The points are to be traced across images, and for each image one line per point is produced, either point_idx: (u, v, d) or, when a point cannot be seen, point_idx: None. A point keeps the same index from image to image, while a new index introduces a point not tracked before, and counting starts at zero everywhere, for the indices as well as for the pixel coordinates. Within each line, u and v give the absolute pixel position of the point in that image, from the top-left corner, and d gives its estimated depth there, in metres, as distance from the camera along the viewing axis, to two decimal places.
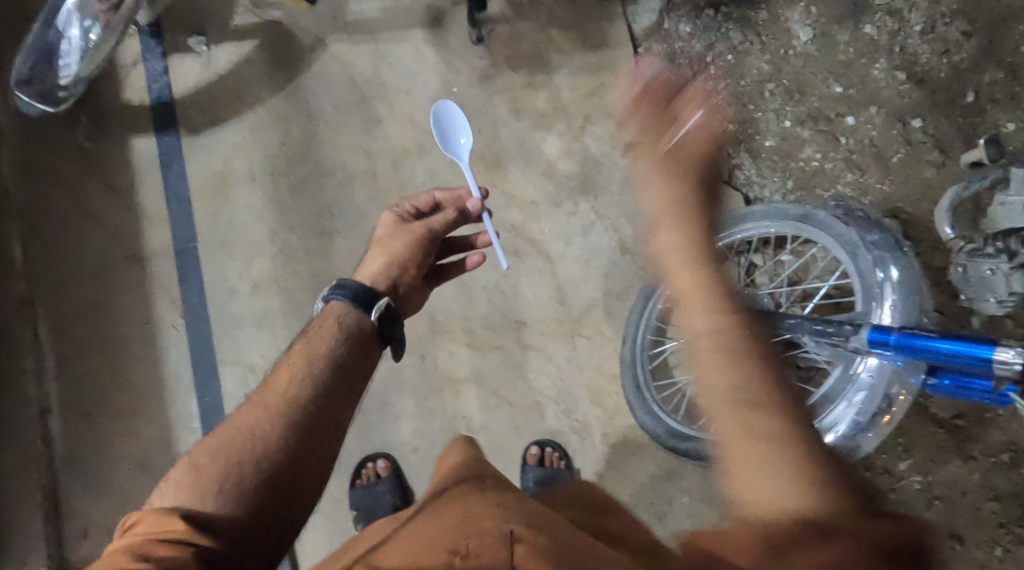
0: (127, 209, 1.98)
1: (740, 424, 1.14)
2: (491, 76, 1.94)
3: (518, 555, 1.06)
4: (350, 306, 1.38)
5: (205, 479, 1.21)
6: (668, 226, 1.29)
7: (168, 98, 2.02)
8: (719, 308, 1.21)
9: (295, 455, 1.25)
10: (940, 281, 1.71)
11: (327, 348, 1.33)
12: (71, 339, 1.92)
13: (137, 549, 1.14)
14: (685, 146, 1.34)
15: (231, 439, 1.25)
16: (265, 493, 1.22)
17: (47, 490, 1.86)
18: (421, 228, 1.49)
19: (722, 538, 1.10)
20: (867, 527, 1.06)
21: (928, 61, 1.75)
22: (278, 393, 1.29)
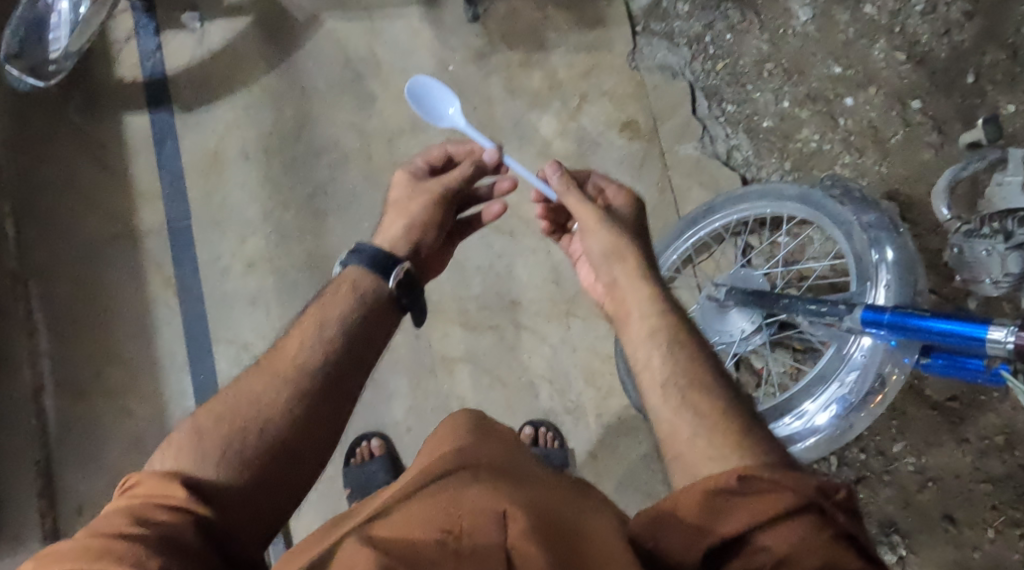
0: (120, 187, 1.97)
1: (691, 445, 1.17)
2: (487, 55, 1.93)
3: (512, 535, 1.04)
4: (367, 271, 1.31)
5: (208, 445, 1.16)
6: (631, 275, 1.31)
7: (161, 74, 2.00)
8: (672, 358, 1.23)
9: (302, 427, 1.19)
10: (937, 263, 1.70)
11: (340, 316, 1.27)
12: (65, 317, 1.92)
13: (136, 512, 1.08)
14: (619, 217, 1.37)
15: (238, 405, 1.19)
16: (269, 464, 1.17)
17: (40, 467, 1.87)
18: (438, 187, 1.42)
19: (667, 502, 1.10)
20: (808, 487, 1.07)
21: (929, 42, 1.73)
22: (288, 359, 1.23)
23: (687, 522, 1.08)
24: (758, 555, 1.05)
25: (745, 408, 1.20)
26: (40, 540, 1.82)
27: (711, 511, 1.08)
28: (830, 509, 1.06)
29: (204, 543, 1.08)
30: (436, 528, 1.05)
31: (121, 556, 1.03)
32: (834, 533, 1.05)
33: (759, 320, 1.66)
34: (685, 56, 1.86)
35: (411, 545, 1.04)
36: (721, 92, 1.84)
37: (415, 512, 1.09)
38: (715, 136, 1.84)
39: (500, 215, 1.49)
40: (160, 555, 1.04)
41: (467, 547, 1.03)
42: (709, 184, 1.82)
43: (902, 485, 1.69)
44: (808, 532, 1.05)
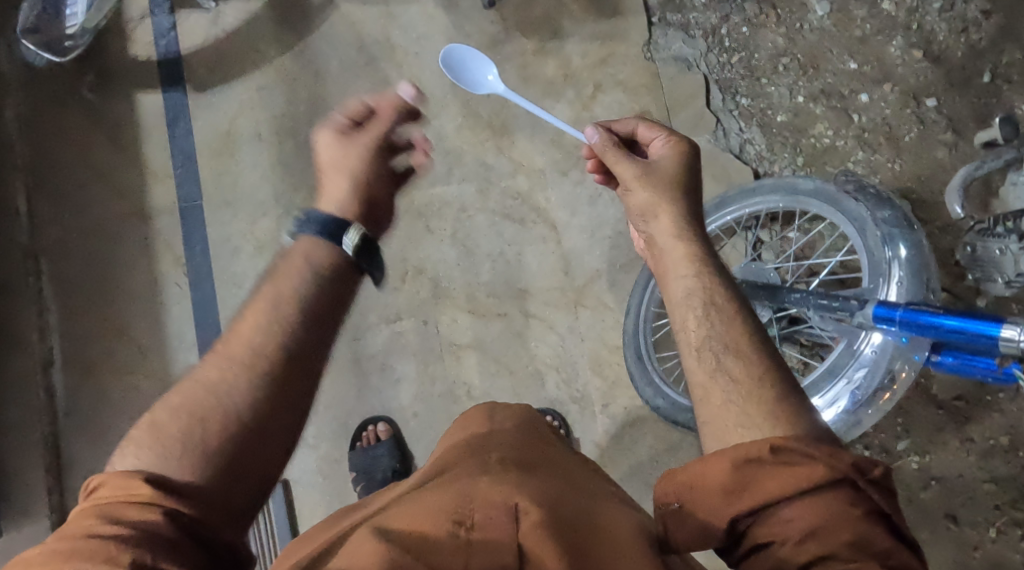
0: (132, 165, 1.97)
1: (724, 411, 1.17)
2: (502, 42, 1.92)
3: (523, 529, 1.05)
4: (321, 239, 1.25)
5: (168, 438, 1.13)
6: (669, 235, 1.30)
7: (175, 53, 2.00)
8: (708, 321, 1.22)
9: (266, 410, 1.16)
10: (947, 263, 1.70)
11: (295, 290, 1.21)
12: (75, 294, 1.93)
13: (103, 512, 1.07)
14: (659, 172, 1.33)
15: (194, 395, 1.16)
16: (232, 451, 1.14)
17: (49, 442, 1.88)
18: (370, 141, 1.34)
19: (693, 470, 1.11)
20: (843, 462, 1.07)
21: (945, 40, 1.72)
22: (243, 341, 1.19)
23: (715, 491, 1.09)
24: (786, 527, 1.07)
25: (782, 374, 1.19)
26: (48, 513, 1.83)
27: (741, 481, 1.08)
28: (864, 486, 1.08)
29: (180, 535, 1.07)
30: (448, 519, 1.06)
31: (94, 555, 1.03)
32: (866, 509, 1.07)
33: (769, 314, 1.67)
34: (701, 47, 1.85)
35: (423, 538, 1.04)
36: (736, 85, 1.83)
37: (429, 504, 1.09)
38: (729, 129, 1.83)
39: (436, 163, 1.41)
40: (132, 551, 1.03)
41: (479, 539, 1.04)
42: (721, 177, 1.82)
43: (905, 482, 1.70)
44: (841, 506, 1.06)
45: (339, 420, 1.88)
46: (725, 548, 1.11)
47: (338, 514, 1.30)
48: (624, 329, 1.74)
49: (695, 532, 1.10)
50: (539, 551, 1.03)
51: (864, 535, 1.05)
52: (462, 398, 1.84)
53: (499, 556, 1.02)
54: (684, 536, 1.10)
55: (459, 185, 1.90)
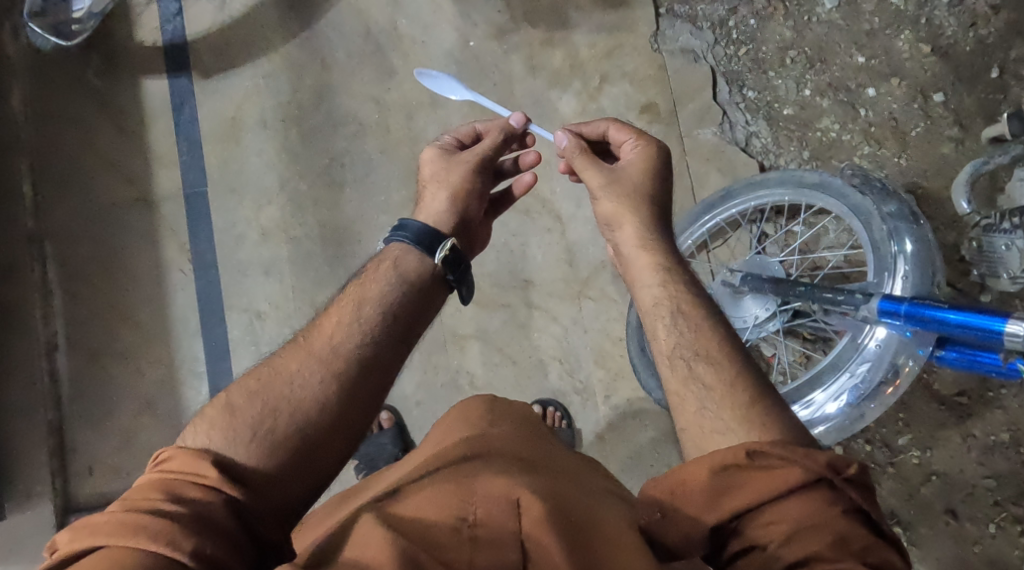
0: (138, 151, 1.97)
1: (700, 418, 1.19)
2: (509, 32, 1.92)
3: (525, 522, 1.06)
4: (411, 246, 1.33)
5: (240, 422, 1.18)
6: (634, 245, 1.33)
7: (181, 39, 2.00)
8: (676, 330, 1.24)
9: (336, 409, 1.21)
10: (952, 259, 1.69)
11: (382, 293, 1.28)
12: (80, 279, 1.94)
13: (167, 487, 1.11)
14: (623, 179, 1.35)
15: (271, 382, 1.21)
16: (300, 445, 1.19)
17: (53, 426, 1.89)
18: (474, 156, 1.42)
19: (673, 478, 1.12)
20: (818, 463, 1.08)
21: (954, 35, 1.72)
22: (325, 337, 1.25)
23: (696, 497, 1.10)
24: (765, 531, 1.08)
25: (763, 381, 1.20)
26: (52, 498, 1.85)
27: (718, 485, 1.10)
28: (842, 485, 1.08)
29: (232, 521, 1.11)
30: (451, 514, 1.07)
31: (157, 533, 1.06)
32: (845, 507, 1.07)
33: (774, 307, 1.67)
34: (709, 39, 1.84)
35: (427, 530, 1.05)
36: (743, 78, 1.82)
37: (431, 496, 1.10)
38: (735, 122, 1.82)
39: (533, 185, 1.51)
40: (193, 535, 1.07)
41: (483, 535, 1.05)
42: (727, 170, 1.82)
43: (906, 477, 1.70)
44: (818, 506, 1.07)
45: None
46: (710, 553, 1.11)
47: (340, 498, 1.34)
48: (628, 320, 1.75)
49: (679, 537, 1.09)
50: (544, 545, 1.04)
51: (844, 534, 1.06)
52: (464, 388, 1.85)
53: (502, 554, 1.03)
54: (674, 539, 1.09)
55: None
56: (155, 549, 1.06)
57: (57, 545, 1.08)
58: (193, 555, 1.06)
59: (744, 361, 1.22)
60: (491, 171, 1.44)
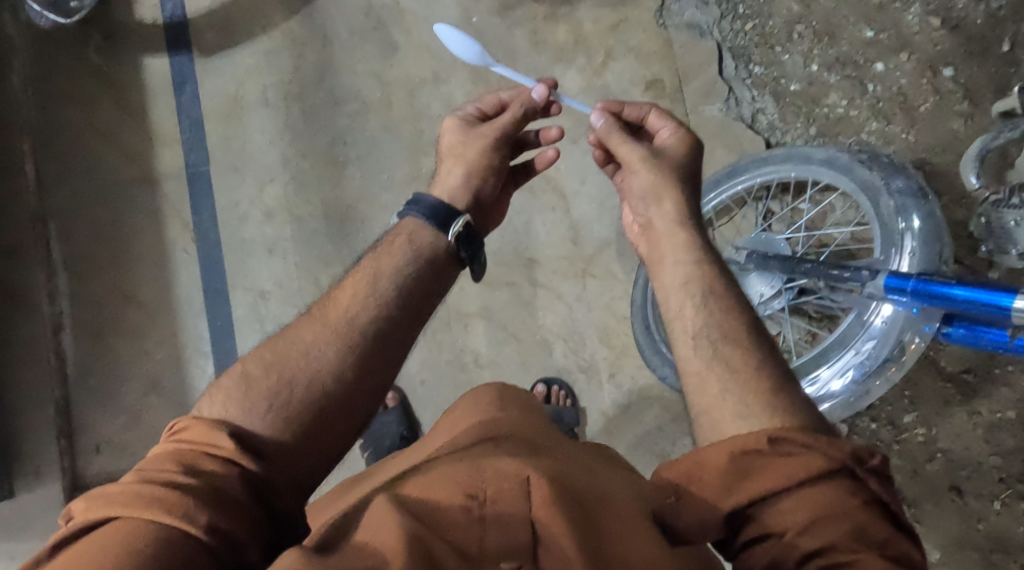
0: (139, 129, 1.96)
1: (721, 400, 1.17)
2: (512, 7, 1.89)
3: (536, 498, 1.06)
4: (425, 222, 1.31)
5: (256, 394, 1.17)
6: (670, 220, 1.32)
7: (180, 17, 1.98)
8: (707, 308, 1.24)
9: (350, 383, 1.20)
10: (960, 235, 1.68)
11: (396, 267, 1.27)
12: (85, 258, 1.94)
13: (183, 459, 1.10)
14: (665, 157, 1.35)
15: (287, 354, 1.20)
16: (314, 418, 1.18)
17: (60, 405, 1.91)
18: (492, 131, 1.40)
19: (691, 460, 1.12)
20: (842, 451, 1.08)
21: (965, 7, 1.68)
22: (340, 310, 1.24)
23: (714, 479, 1.10)
24: (784, 517, 1.07)
25: (778, 364, 1.20)
26: (60, 475, 1.87)
27: (738, 469, 1.10)
28: (864, 475, 1.08)
29: (246, 494, 1.10)
30: (461, 492, 1.06)
31: (170, 506, 1.05)
32: (866, 498, 1.07)
33: (779, 284, 1.66)
34: (715, 14, 1.81)
35: (437, 509, 1.05)
36: (749, 53, 1.80)
37: (444, 475, 1.10)
38: (741, 98, 1.80)
39: (557, 161, 1.47)
40: (207, 509, 1.06)
41: (492, 514, 1.04)
42: (733, 146, 1.80)
43: (911, 455, 1.70)
44: (839, 496, 1.07)
45: None
46: (723, 541, 1.11)
47: (350, 482, 1.36)
48: (633, 298, 1.74)
49: (694, 523, 1.09)
50: (553, 526, 1.03)
51: (864, 523, 1.05)
52: (469, 365, 1.86)
53: (513, 533, 1.03)
54: (687, 523, 1.09)
55: None
56: (170, 522, 1.04)
57: (72, 513, 1.07)
58: (208, 530, 1.05)
59: (746, 344, 1.21)
60: (509, 144, 1.42)
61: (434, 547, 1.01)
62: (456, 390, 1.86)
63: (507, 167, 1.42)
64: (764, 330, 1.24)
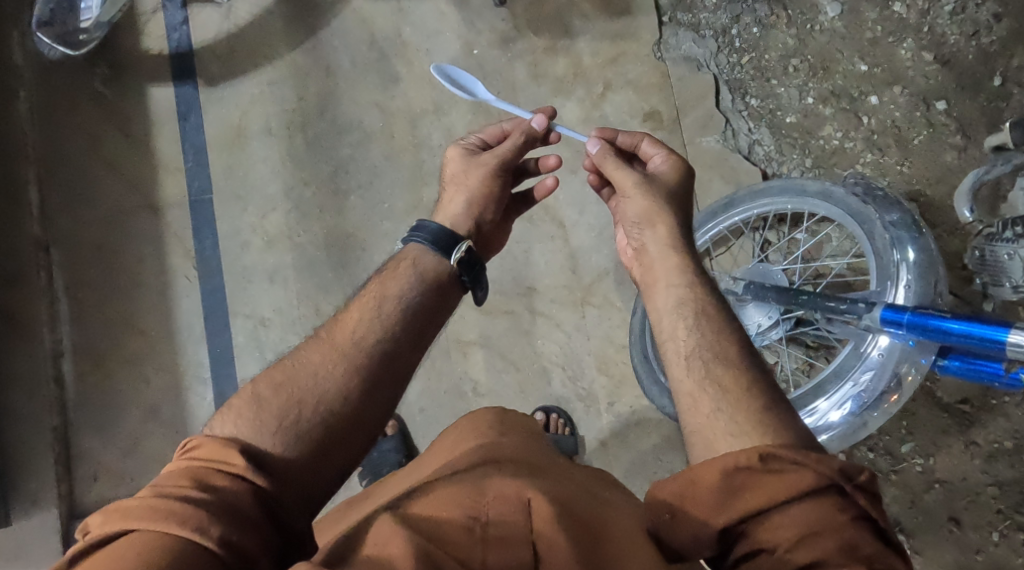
0: (144, 158, 1.99)
1: (713, 420, 1.18)
2: (513, 40, 1.92)
3: (540, 518, 1.06)
4: (429, 249, 1.33)
5: (267, 413, 1.18)
6: (663, 244, 1.33)
7: (186, 48, 2.01)
8: (698, 330, 1.25)
9: (358, 403, 1.21)
10: (954, 266, 1.70)
11: (400, 291, 1.28)
12: (86, 285, 1.95)
13: (195, 475, 1.11)
14: (660, 183, 1.37)
15: (296, 375, 1.21)
16: (323, 436, 1.18)
17: (58, 432, 1.90)
18: (492, 159, 1.42)
19: (685, 478, 1.12)
20: (830, 468, 1.08)
21: (957, 43, 1.72)
22: (347, 333, 1.25)
23: (707, 497, 1.09)
24: (775, 534, 1.07)
25: (768, 386, 1.20)
26: (57, 503, 1.86)
27: (731, 487, 1.09)
28: (852, 492, 1.07)
29: (258, 510, 1.10)
30: (463, 512, 1.06)
31: (185, 519, 1.05)
32: (854, 514, 1.07)
33: (776, 315, 1.67)
34: (711, 48, 1.85)
35: (440, 527, 1.05)
36: (746, 86, 1.83)
37: (447, 495, 1.10)
38: (738, 130, 1.83)
39: (555, 190, 1.48)
40: (221, 522, 1.06)
41: (495, 533, 1.04)
42: (730, 177, 1.82)
43: (909, 484, 1.70)
44: (828, 512, 1.06)
45: None
46: (717, 557, 1.11)
47: (348, 503, 1.35)
48: (631, 327, 1.76)
49: (688, 539, 1.09)
50: (558, 543, 1.04)
51: (853, 540, 1.05)
52: (468, 394, 1.86)
53: (517, 551, 1.03)
54: (682, 541, 1.10)
55: None
56: (185, 534, 1.04)
57: (89, 527, 1.06)
58: (221, 542, 1.05)
59: (742, 364, 1.22)
60: (509, 174, 1.44)
61: (439, 562, 1.01)
62: (456, 418, 1.86)
63: (507, 195, 1.44)
64: (758, 353, 1.25)
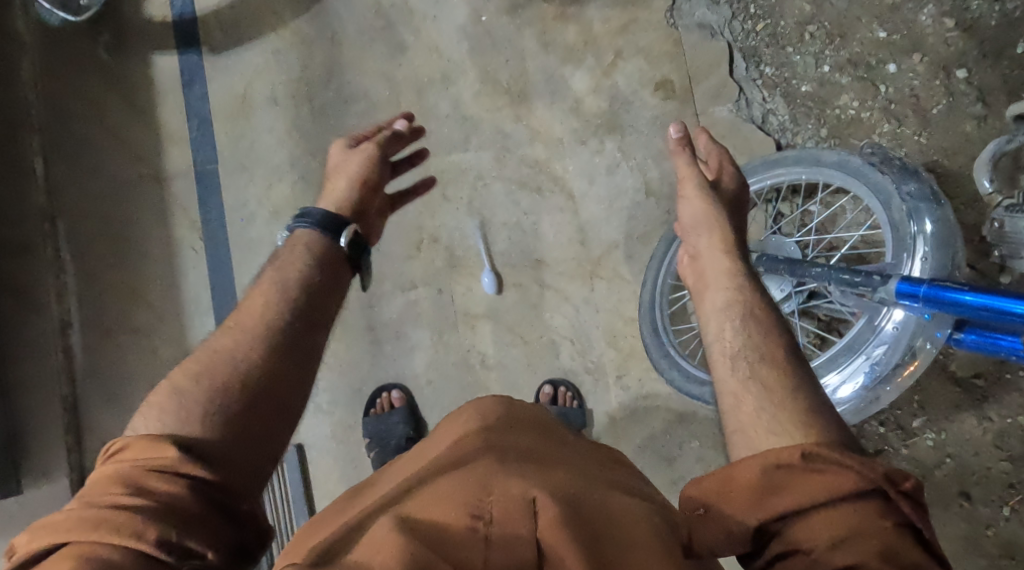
0: (149, 129, 1.97)
1: (756, 418, 1.16)
2: (521, 6, 1.88)
3: (542, 519, 1.05)
4: (318, 232, 1.33)
5: (191, 401, 1.14)
6: (716, 249, 1.35)
7: (190, 15, 1.98)
8: (744, 331, 1.24)
9: (274, 382, 1.18)
10: (973, 239, 1.66)
11: (298, 270, 1.28)
12: (91, 257, 1.94)
13: (127, 479, 1.08)
14: (723, 195, 1.40)
15: (210, 360, 1.19)
16: (246, 416, 1.15)
17: (67, 403, 1.90)
18: (371, 146, 1.44)
19: (721, 476, 1.11)
20: (874, 471, 1.06)
21: (979, 8, 1.66)
22: (254, 315, 1.23)
23: (744, 494, 1.08)
24: (811, 533, 1.05)
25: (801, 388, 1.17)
26: (68, 473, 1.85)
27: (769, 483, 1.08)
28: (895, 497, 1.05)
29: (199, 503, 1.07)
30: (466, 513, 1.06)
31: (120, 526, 1.03)
32: (896, 520, 1.04)
33: (788, 288, 1.65)
34: (726, 14, 1.80)
35: (443, 531, 1.04)
36: (760, 54, 1.78)
37: (446, 491, 1.10)
38: (752, 99, 1.79)
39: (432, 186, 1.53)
40: (158, 524, 1.04)
41: (497, 535, 1.04)
42: (743, 149, 1.78)
43: (920, 459, 1.68)
44: (869, 515, 1.04)
45: (353, 387, 1.91)
46: (749, 555, 1.09)
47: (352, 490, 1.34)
48: (640, 300, 1.73)
49: (719, 534, 1.08)
50: (558, 548, 1.03)
51: (892, 545, 1.02)
52: (475, 367, 1.85)
53: (519, 552, 1.03)
54: (712, 537, 1.08)
55: (476, 153, 1.88)
56: (118, 542, 1.03)
57: (16, 546, 1.06)
58: (160, 544, 1.04)
59: (786, 363, 1.20)
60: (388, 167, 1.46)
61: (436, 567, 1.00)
62: (464, 390, 1.85)
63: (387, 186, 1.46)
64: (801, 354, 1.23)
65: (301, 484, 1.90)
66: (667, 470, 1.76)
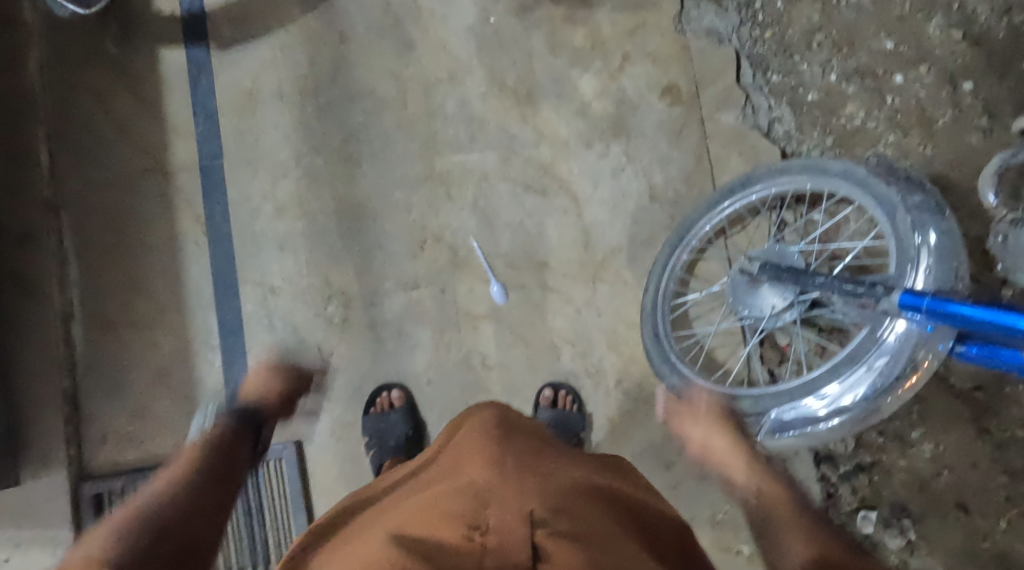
0: (154, 120, 1.96)
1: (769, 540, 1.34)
2: (529, 8, 1.88)
3: (536, 531, 1.09)
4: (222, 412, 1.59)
5: (113, 536, 1.26)
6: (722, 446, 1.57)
7: (198, 9, 1.98)
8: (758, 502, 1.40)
9: (187, 515, 1.33)
10: (976, 251, 1.66)
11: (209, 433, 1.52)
12: (94, 249, 1.94)
13: None
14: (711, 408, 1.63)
15: (134, 505, 1.33)
16: (157, 544, 1.27)
17: (67, 396, 1.90)
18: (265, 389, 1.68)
19: None
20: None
21: (987, 21, 1.67)
22: (178, 465, 1.43)
23: None
24: None
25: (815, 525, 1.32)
26: (66, 465, 1.87)
27: None
28: None
29: None
30: (464, 524, 1.10)
31: None
32: None
33: (791, 296, 1.64)
34: (734, 21, 1.80)
35: (441, 542, 1.08)
36: (768, 61, 1.78)
37: (444, 505, 1.14)
38: (758, 106, 1.79)
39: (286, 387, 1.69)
40: None
41: (492, 543, 1.08)
42: (748, 155, 1.79)
43: (918, 470, 1.68)
44: None
45: (353, 385, 1.89)
46: None
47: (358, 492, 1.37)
48: (642, 304, 1.76)
49: None
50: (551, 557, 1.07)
51: None
52: (476, 367, 1.85)
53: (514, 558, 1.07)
54: None
55: (482, 153, 1.88)
56: None
57: None
58: None
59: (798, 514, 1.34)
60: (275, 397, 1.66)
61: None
62: (465, 390, 1.86)
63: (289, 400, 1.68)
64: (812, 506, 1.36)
65: (298, 478, 1.87)
66: (664, 474, 1.78)
